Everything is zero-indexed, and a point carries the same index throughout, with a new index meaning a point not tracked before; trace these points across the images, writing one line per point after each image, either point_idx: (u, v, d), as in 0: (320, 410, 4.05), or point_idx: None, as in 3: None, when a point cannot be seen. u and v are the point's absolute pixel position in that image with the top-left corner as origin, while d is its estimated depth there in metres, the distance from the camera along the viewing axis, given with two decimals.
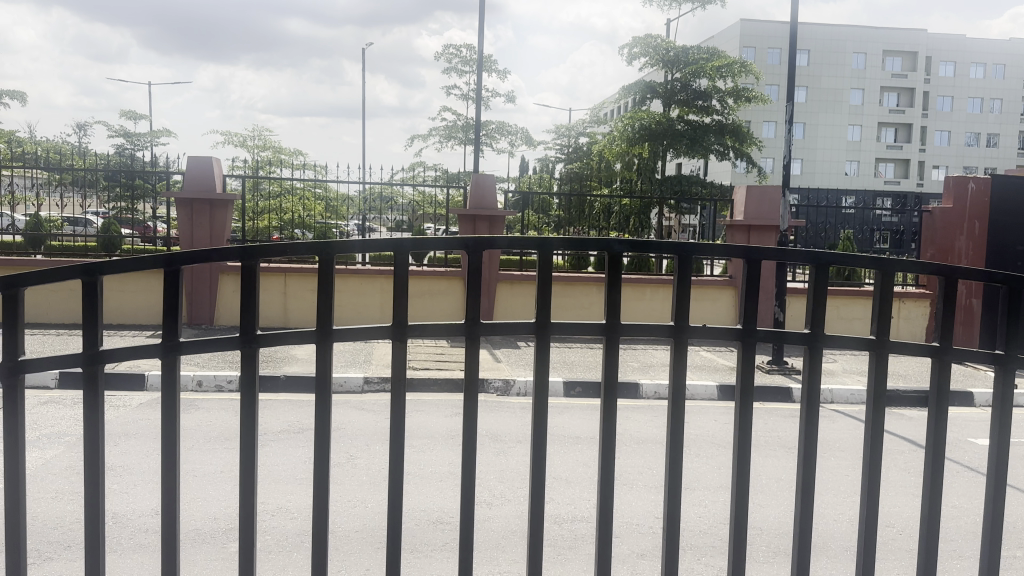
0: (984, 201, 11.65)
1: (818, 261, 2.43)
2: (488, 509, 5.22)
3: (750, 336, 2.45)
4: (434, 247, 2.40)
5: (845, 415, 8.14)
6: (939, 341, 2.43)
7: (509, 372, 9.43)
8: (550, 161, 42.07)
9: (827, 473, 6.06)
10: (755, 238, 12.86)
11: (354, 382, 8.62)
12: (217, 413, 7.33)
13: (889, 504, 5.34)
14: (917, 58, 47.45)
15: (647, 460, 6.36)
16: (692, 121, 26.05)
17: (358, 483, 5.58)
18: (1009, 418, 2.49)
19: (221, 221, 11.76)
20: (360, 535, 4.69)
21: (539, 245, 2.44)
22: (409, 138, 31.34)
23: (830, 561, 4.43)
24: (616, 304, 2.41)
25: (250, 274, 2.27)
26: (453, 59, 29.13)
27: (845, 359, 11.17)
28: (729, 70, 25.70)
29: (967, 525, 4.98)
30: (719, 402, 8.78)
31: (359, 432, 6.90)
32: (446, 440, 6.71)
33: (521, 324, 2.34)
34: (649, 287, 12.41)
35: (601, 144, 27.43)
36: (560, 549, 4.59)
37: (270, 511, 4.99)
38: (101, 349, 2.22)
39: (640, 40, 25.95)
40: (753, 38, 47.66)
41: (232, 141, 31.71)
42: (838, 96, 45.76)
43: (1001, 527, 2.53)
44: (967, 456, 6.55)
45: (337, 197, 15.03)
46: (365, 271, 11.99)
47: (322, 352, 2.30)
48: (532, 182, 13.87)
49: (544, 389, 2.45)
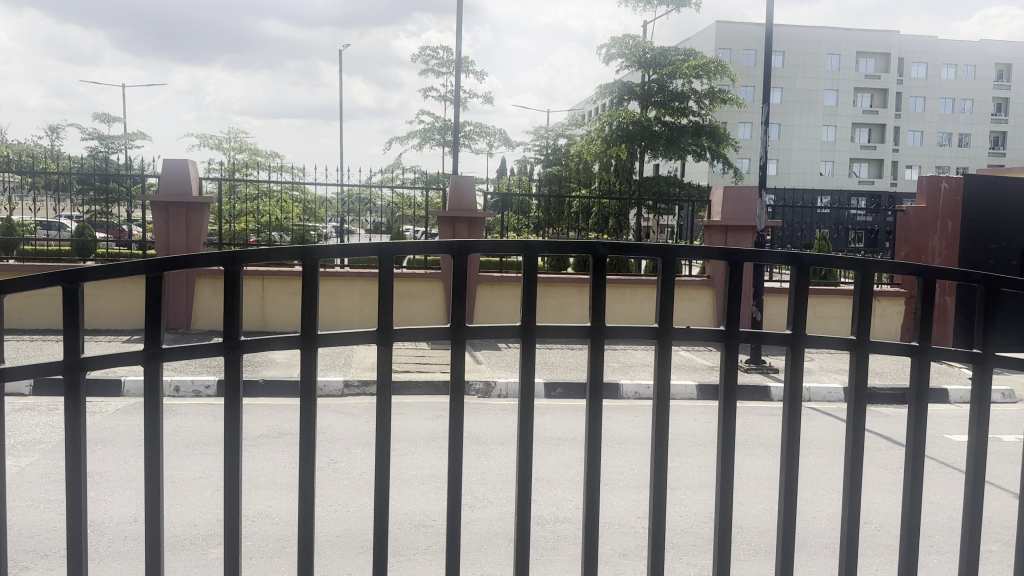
0: (956, 199, 11.76)
1: (800, 262, 2.45)
2: (471, 511, 5.22)
3: (732, 337, 2.47)
4: (417, 251, 2.40)
5: (824, 413, 8.22)
6: (918, 340, 2.46)
7: (489, 374, 9.42)
8: (528, 163, 42.11)
9: (806, 470, 6.12)
10: (733, 238, 12.95)
11: (334, 386, 8.58)
12: (195, 419, 7.25)
13: (869, 501, 5.40)
14: (890, 58, 48.01)
15: (628, 460, 6.41)
16: (669, 122, 26.18)
17: (339, 488, 5.54)
18: (988, 415, 2.51)
19: (198, 223, 11.64)
20: (342, 540, 4.67)
21: (523, 248, 2.45)
22: (387, 141, 31.32)
23: (811, 559, 4.47)
24: (601, 307, 2.42)
25: (232, 280, 2.26)
26: (430, 61, 29.21)
27: (822, 358, 11.29)
28: (704, 70, 25.79)
29: (945, 521, 5.05)
30: (698, 401, 8.84)
31: (340, 436, 6.87)
32: (428, 443, 6.69)
33: (506, 328, 2.35)
34: (629, 288, 12.48)
35: (579, 145, 27.52)
36: (543, 551, 4.61)
37: (250, 517, 4.95)
38: (83, 356, 2.20)
39: (617, 41, 26.07)
40: (728, 39, 48.05)
41: (208, 144, 31.61)
42: (813, 98, 46.24)
43: (979, 525, 2.57)
44: (942, 452, 6.65)
45: (313, 200, 14.95)
46: (345, 274, 11.94)
47: (306, 358, 2.29)
48: (511, 183, 13.86)
49: (531, 390, 2.44)
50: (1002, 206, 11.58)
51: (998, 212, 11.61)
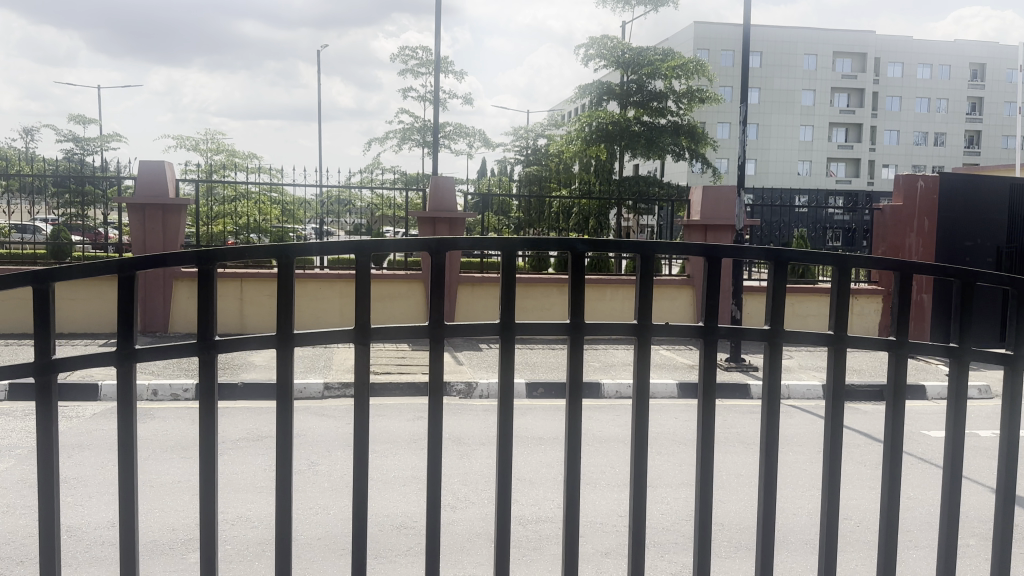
0: (933, 198, 11.86)
1: (777, 258, 2.46)
2: (453, 512, 5.19)
3: (711, 334, 2.46)
4: (396, 249, 2.38)
5: (803, 410, 8.27)
6: (895, 336, 2.48)
7: (470, 374, 9.40)
8: (508, 163, 42.07)
9: (786, 467, 6.16)
10: (712, 237, 13.01)
11: (314, 389, 8.52)
12: (173, 422, 7.17)
13: (848, 497, 5.43)
14: (866, 59, 48.51)
15: (609, 459, 6.41)
16: (648, 122, 26.29)
17: (319, 491, 5.50)
18: (964, 410, 2.53)
19: (175, 225, 11.52)
20: (322, 542, 4.64)
21: (502, 246, 2.43)
22: (366, 142, 31.22)
23: (791, 555, 4.48)
24: (581, 304, 2.41)
25: (206, 280, 2.22)
26: (409, 61, 29.18)
27: (801, 355, 11.37)
28: (682, 70, 25.89)
29: (922, 516, 5.09)
30: (679, 400, 8.88)
31: (320, 438, 6.82)
32: (409, 444, 6.66)
33: (486, 326, 2.34)
34: (609, 287, 12.50)
35: (559, 145, 27.58)
36: (525, 551, 4.59)
37: (229, 520, 4.89)
38: (54, 357, 2.16)
39: (596, 41, 26.14)
40: (706, 40, 48.33)
41: (185, 145, 31.33)
42: (790, 98, 46.68)
43: (954, 521, 2.59)
44: (920, 448, 6.71)
45: (292, 200, 14.84)
46: (324, 275, 11.86)
47: (283, 359, 2.26)
48: (491, 184, 13.84)
49: (510, 389, 2.43)
50: (980, 204, 11.76)
51: (975, 211, 11.78)
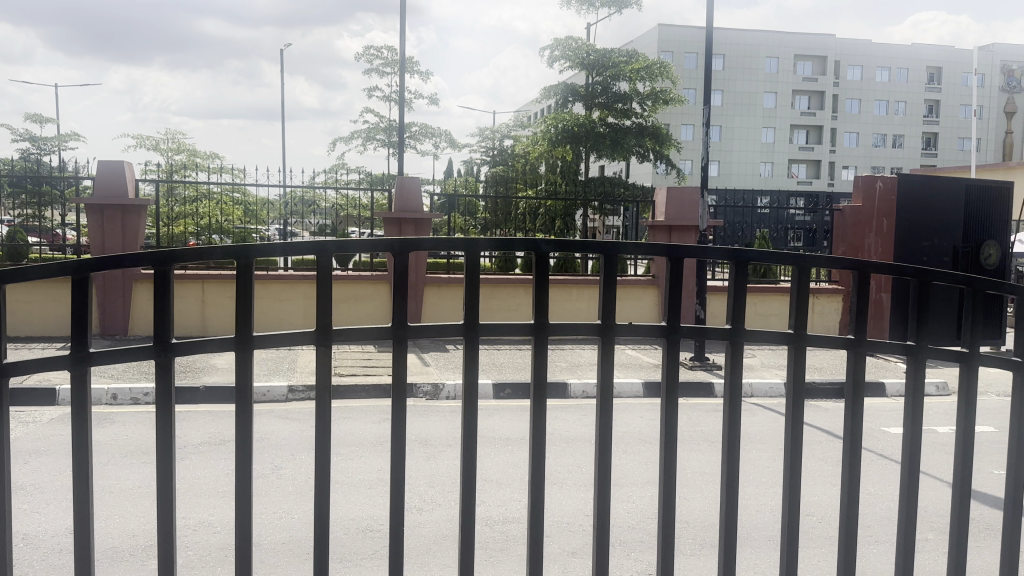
0: (891, 199, 12.36)
1: (738, 258, 2.47)
2: (419, 514, 5.16)
3: (674, 333, 2.47)
4: (361, 250, 2.35)
5: (766, 408, 8.37)
6: (854, 334, 2.51)
7: (437, 375, 9.36)
8: (474, 163, 42.01)
9: (750, 464, 6.23)
10: (676, 238, 13.11)
11: (278, 392, 8.42)
12: (133, 427, 7.03)
13: (810, 494, 5.51)
14: (825, 62, 49.32)
15: (576, 459, 6.43)
16: (613, 123, 26.45)
17: (284, 495, 5.43)
18: (921, 406, 2.57)
19: (135, 226, 11.31)
20: (286, 547, 4.58)
21: (466, 246, 2.42)
22: (331, 142, 30.99)
23: (754, 552, 4.53)
24: (545, 304, 2.40)
25: (163, 282, 2.17)
26: (374, 61, 29.03)
27: (763, 353, 11.52)
28: (646, 72, 26.06)
29: (882, 511, 5.18)
30: (644, 399, 8.93)
31: (285, 441, 6.74)
32: (375, 447, 6.61)
33: (450, 327, 2.32)
34: (576, 288, 12.54)
35: (524, 146, 27.62)
36: (491, 552, 4.57)
37: (191, 526, 4.81)
38: (6, 361, 2.10)
39: (560, 43, 26.24)
40: (670, 43, 48.80)
41: (145, 144, 30.80)
42: (752, 100, 47.33)
43: (911, 518, 2.62)
44: (879, 444, 6.83)
45: (255, 200, 14.67)
46: (289, 277, 11.73)
47: (242, 362, 2.22)
48: (457, 184, 13.81)
49: (475, 390, 2.42)
50: (934, 204, 11.90)
51: (930, 211, 11.93)
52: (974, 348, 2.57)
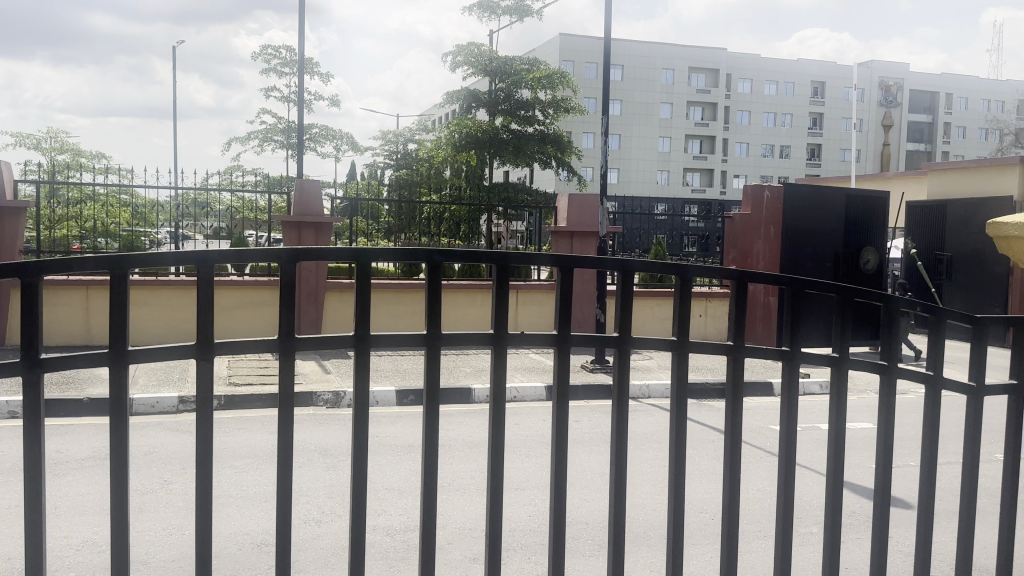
0: (777, 207, 12.80)
1: (624, 269, 2.54)
2: (317, 526, 5.06)
3: (564, 341, 2.52)
4: (250, 259, 2.31)
5: (663, 409, 8.62)
6: (734, 339, 2.62)
7: (337, 383, 9.21)
8: (377, 167, 41.56)
9: (648, 464, 6.40)
10: (578, 244, 13.34)
11: (168, 403, 8.09)
12: (9, 443, 6.62)
13: (703, 491, 5.71)
14: (718, 74, 51.24)
15: (479, 463, 6.44)
16: (516, 130, 26.68)
17: (174, 510, 5.22)
18: (796, 408, 2.65)
19: (12, 230, 10.65)
20: (176, 564, 4.41)
21: (356, 255, 2.39)
22: (227, 143, 30.06)
23: (650, 549, 4.66)
24: (438, 314, 2.40)
25: (30, 293, 2.06)
26: (272, 62, 28.35)
27: (661, 355, 11.85)
28: (547, 80, 26.39)
29: (767, 506, 5.42)
30: (546, 403, 9.04)
31: (176, 455, 6.48)
32: (272, 457, 6.44)
33: (339, 338, 2.29)
34: (480, 293, 12.61)
35: (427, 151, 27.51)
36: (391, 561, 4.53)
37: (71, 545, 4.56)
38: None
39: (462, 49, 26.29)
40: (572, 52, 49.63)
41: (24, 143, 29.09)
42: (650, 110, 48.74)
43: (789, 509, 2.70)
44: (768, 441, 7.14)
45: (145, 203, 14.08)
46: (180, 283, 11.30)
47: (119, 378, 2.13)
48: (359, 188, 13.64)
49: (366, 401, 2.38)
50: (817, 212, 12.62)
51: (812, 219, 12.63)
52: (845, 351, 2.64)
